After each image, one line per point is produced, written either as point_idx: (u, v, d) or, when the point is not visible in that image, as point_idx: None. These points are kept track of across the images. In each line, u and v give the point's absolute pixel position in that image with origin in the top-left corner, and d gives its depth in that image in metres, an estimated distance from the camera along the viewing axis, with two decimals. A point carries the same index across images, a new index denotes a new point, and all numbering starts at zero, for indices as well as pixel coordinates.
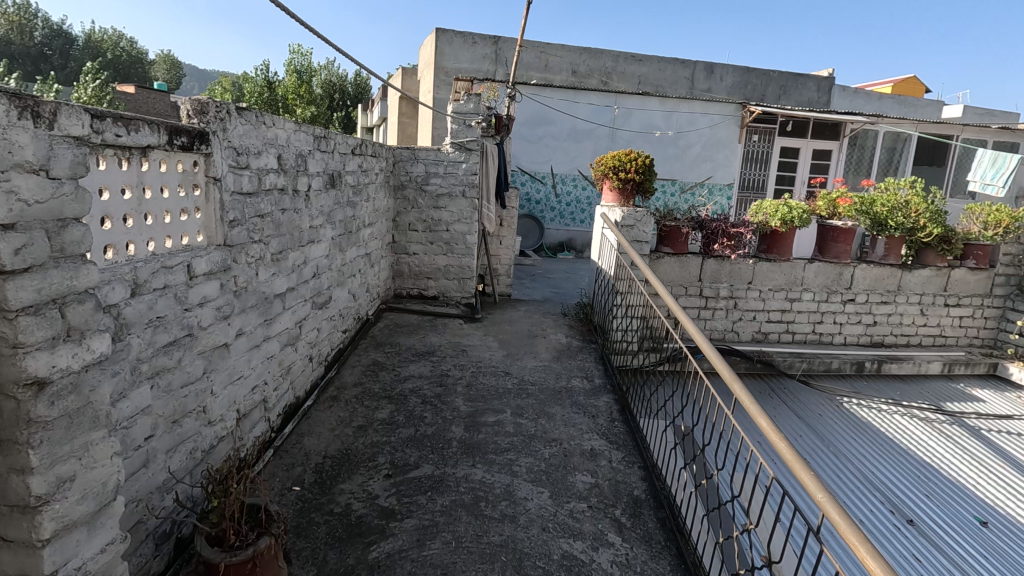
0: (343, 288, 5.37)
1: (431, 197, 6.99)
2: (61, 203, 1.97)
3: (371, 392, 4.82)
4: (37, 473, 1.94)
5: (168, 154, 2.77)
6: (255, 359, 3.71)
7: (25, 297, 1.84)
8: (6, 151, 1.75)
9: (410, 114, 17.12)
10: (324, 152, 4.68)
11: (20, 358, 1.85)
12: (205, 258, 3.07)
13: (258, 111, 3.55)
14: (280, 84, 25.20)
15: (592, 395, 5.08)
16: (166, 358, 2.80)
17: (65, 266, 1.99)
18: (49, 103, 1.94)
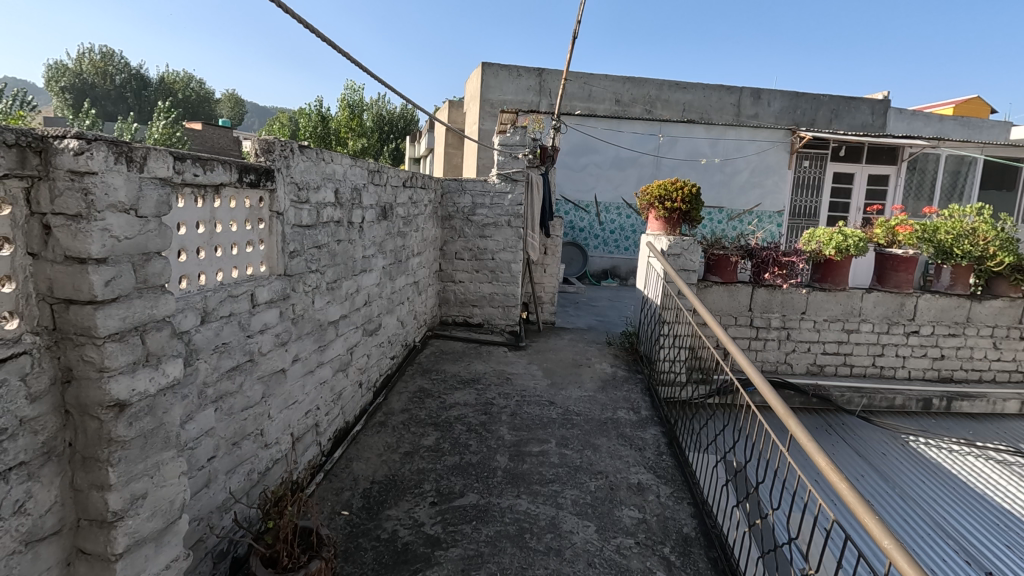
0: (392, 315, 5.52)
1: (477, 227, 7.14)
2: (146, 239, 2.16)
3: (417, 418, 4.89)
4: (114, 490, 2.07)
5: (237, 190, 2.97)
6: (309, 384, 3.86)
7: (112, 325, 2.01)
8: (104, 193, 1.94)
9: (456, 145, 17.66)
10: (377, 186, 4.88)
11: (105, 381, 2.00)
12: (267, 287, 3.25)
13: (318, 149, 3.76)
14: (333, 118, 26.46)
15: (638, 428, 4.98)
16: (228, 383, 2.95)
17: (148, 295, 2.18)
18: (141, 148, 2.13)
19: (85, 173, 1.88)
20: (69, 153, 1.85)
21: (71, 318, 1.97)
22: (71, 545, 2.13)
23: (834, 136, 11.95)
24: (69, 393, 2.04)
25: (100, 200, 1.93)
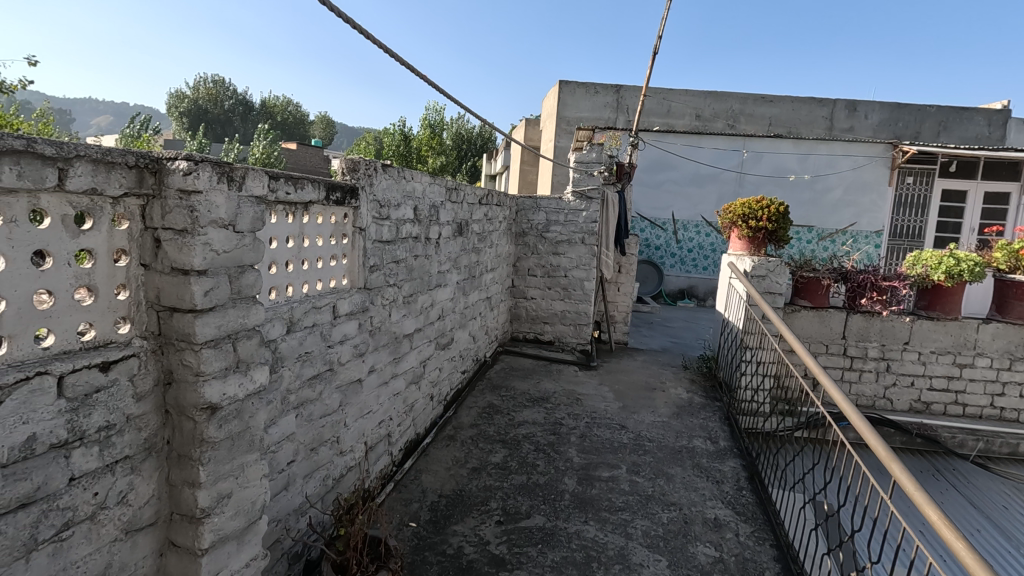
0: (464, 329, 5.59)
1: (551, 244, 7.12)
2: (242, 252, 2.30)
3: (486, 434, 4.90)
4: (203, 487, 2.21)
5: (324, 208, 3.13)
6: (384, 395, 3.96)
7: (208, 332, 2.15)
8: (207, 211, 2.09)
9: (531, 162, 17.86)
10: (454, 203, 4.99)
11: (200, 385, 2.15)
12: (348, 300, 3.38)
13: (400, 167, 3.90)
14: (414, 137, 27.57)
15: (716, 459, 4.71)
16: (308, 390, 3.08)
17: (240, 305, 2.32)
18: (240, 168, 2.28)
19: (191, 192, 2.04)
20: (178, 173, 2.02)
21: (174, 325, 2.13)
22: (164, 536, 2.29)
23: (943, 150, 10.95)
24: (169, 395, 2.21)
25: (204, 216, 2.08)
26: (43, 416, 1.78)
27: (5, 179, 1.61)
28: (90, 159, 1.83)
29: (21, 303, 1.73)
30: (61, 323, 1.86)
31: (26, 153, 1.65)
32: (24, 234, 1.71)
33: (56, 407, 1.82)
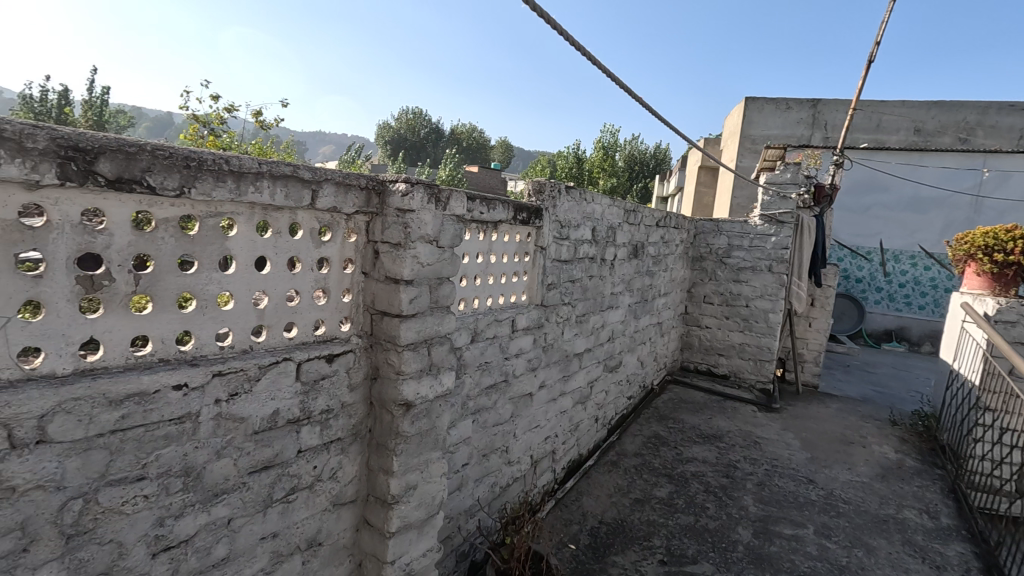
0: (633, 354, 5.45)
1: (731, 270, 6.64)
2: (442, 266, 2.53)
3: (651, 466, 4.69)
4: (395, 476, 2.45)
5: (511, 227, 3.31)
6: (551, 412, 4.02)
7: (410, 336, 2.40)
8: (417, 227, 2.34)
9: (709, 183, 16.97)
10: (631, 225, 4.92)
11: (400, 382, 2.40)
12: (526, 315, 3.51)
13: (582, 189, 3.97)
14: (587, 159, 28.00)
15: (935, 539, 3.89)
16: (485, 398, 3.25)
17: (437, 313, 2.55)
18: (446, 189, 2.51)
19: (406, 211, 2.30)
20: (398, 194, 2.29)
21: (384, 327, 2.42)
22: (360, 513, 2.58)
23: None
24: (374, 388, 2.50)
25: (415, 233, 2.32)
26: (285, 395, 2.16)
27: (276, 199, 1.99)
28: (334, 182, 2.17)
29: (277, 299, 2.12)
30: (303, 318, 2.24)
31: (291, 177, 2.02)
32: (284, 244, 2.10)
33: (294, 388, 2.19)
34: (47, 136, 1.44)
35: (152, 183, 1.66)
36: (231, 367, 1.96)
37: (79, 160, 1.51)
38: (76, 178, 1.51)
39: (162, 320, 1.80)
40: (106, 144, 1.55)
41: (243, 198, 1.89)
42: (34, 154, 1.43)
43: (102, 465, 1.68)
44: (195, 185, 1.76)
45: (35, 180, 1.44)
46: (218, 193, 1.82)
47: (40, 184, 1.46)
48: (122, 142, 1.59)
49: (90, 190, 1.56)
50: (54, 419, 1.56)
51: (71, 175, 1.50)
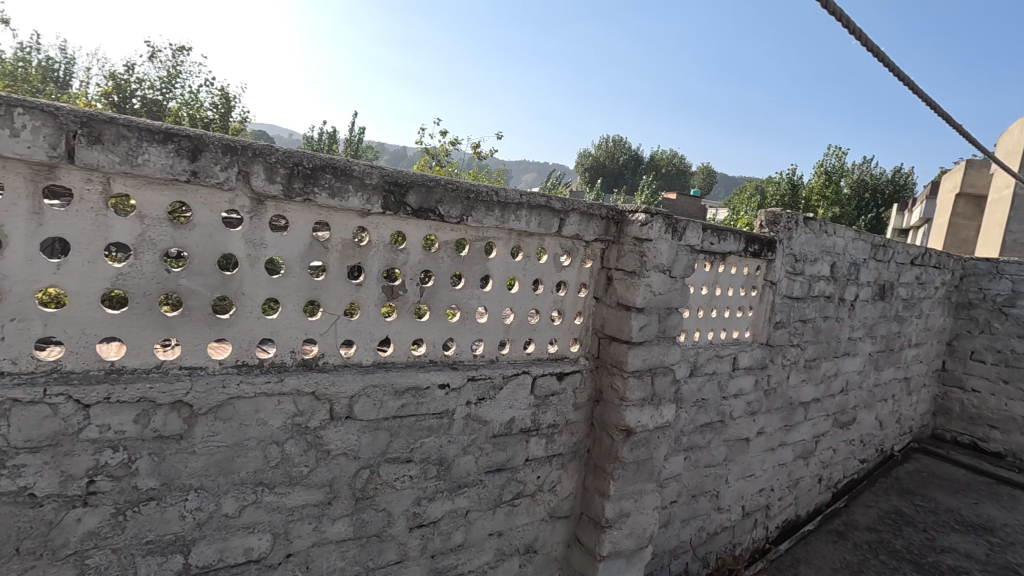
0: (870, 411, 4.70)
1: (1015, 324, 5.35)
2: (672, 295, 2.51)
3: (889, 547, 3.96)
4: (611, 500, 2.48)
5: (740, 259, 3.14)
6: (769, 462, 3.67)
7: (636, 363, 2.44)
8: (653, 256, 2.37)
9: (973, 215, 13.95)
10: (879, 262, 4.28)
11: (623, 408, 2.44)
12: (749, 354, 3.28)
13: (823, 221, 3.59)
14: (805, 186, 25.23)
15: None
16: (699, 436, 3.10)
17: (663, 343, 2.54)
18: (683, 219, 2.50)
19: (644, 240, 2.35)
20: (637, 223, 2.35)
21: (611, 352, 2.49)
22: (572, 530, 2.67)
23: None
24: (596, 410, 2.59)
25: (651, 261, 2.36)
26: (521, 405, 2.35)
27: (531, 226, 2.20)
28: (579, 211, 2.32)
29: (521, 316, 2.33)
30: (541, 336, 2.42)
31: (545, 207, 2.22)
32: (532, 267, 2.30)
33: (528, 400, 2.37)
34: (378, 174, 1.81)
35: (441, 212, 1.97)
36: (482, 374, 2.21)
37: (395, 193, 1.86)
38: (392, 207, 1.86)
39: (435, 327, 2.11)
40: (415, 180, 1.88)
41: (506, 224, 2.13)
42: (369, 188, 1.80)
43: (385, 444, 2.02)
44: (472, 214, 2.04)
45: (367, 209, 1.82)
46: (487, 220, 2.09)
47: (369, 212, 1.83)
48: (425, 178, 1.91)
49: (399, 216, 1.91)
50: (359, 400, 1.92)
51: (389, 204, 1.86)
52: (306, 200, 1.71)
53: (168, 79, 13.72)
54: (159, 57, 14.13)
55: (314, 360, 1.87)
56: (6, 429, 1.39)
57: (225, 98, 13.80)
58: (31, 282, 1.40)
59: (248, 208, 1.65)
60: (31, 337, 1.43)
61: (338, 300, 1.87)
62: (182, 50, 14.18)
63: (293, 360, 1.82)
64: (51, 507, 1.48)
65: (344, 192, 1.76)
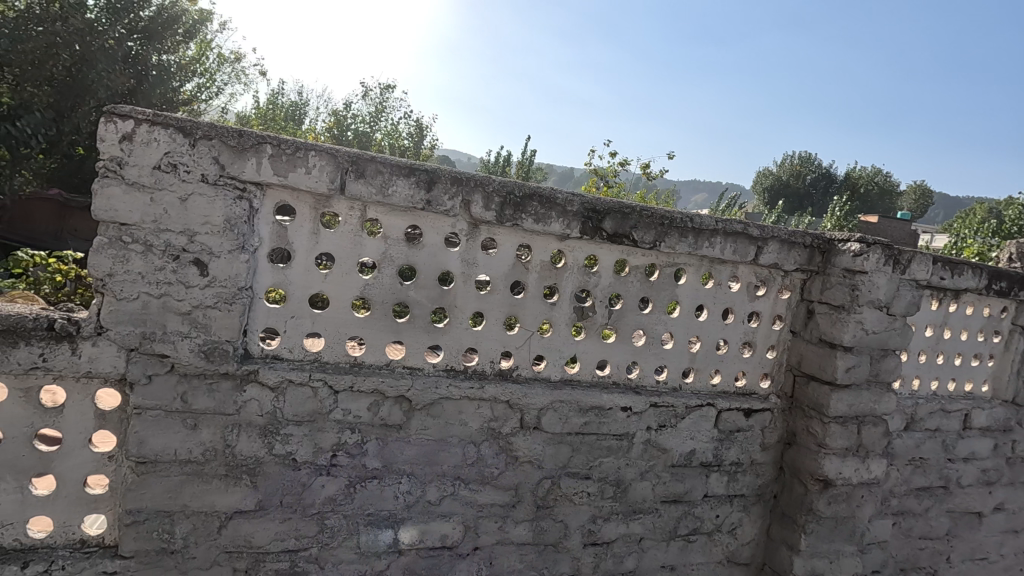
0: None
1: None
2: (889, 335, 2.27)
3: None
4: (801, 554, 2.31)
5: (979, 297, 2.67)
6: (1011, 547, 2.99)
7: (840, 408, 2.25)
8: (868, 291, 2.18)
9: None
10: None
11: (821, 456, 2.27)
12: (987, 412, 2.75)
13: None
14: None
15: None
16: (915, 501, 2.66)
17: (874, 389, 2.31)
18: (909, 251, 2.24)
19: (857, 272, 2.17)
20: (849, 254, 2.18)
21: (808, 392, 2.32)
22: None
23: None
24: (787, 453, 2.41)
25: (864, 296, 2.17)
26: (703, 437, 2.27)
27: (725, 254, 2.14)
28: (779, 239, 2.20)
29: (708, 345, 2.26)
30: (728, 368, 2.32)
31: (742, 234, 2.15)
32: (722, 295, 2.22)
33: (712, 433, 2.28)
34: (579, 201, 1.92)
35: (635, 237, 2.02)
36: (665, 401, 2.18)
37: (593, 218, 1.96)
38: (589, 232, 1.96)
39: (620, 350, 2.15)
40: (612, 207, 1.96)
41: (699, 251, 2.11)
42: (570, 215, 1.93)
43: (566, 457, 2.10)
44: (665, 240, 2.06)
45: (566, 233, 1.94)
46: (680, 246, 2.08)
47: (568, 236, 1.95)
48: (622, 205, 1.98)
49: (594, 241, 2.00)
50: (547, 413, 2.03)
51: (586, 229, 1.96)
52: (514, 225, 1.88)
53: (376, 113, 15.84)
54: (370, 95, 16.41)
55: (509, 371, 2.03)
56: (283, 403, 1.75)
57: (419, 127, 15.49)
58: (306, 288, 1.75)
59: (466, 231, 1.87)
60: (302, 332, 1.78)
61: (534, 317, 2.01)
62: (388, 87, 16.30)
63: (491, 369, 2.00)
64: (306, 471, 1.81)
65: (547, 218, 1.90)
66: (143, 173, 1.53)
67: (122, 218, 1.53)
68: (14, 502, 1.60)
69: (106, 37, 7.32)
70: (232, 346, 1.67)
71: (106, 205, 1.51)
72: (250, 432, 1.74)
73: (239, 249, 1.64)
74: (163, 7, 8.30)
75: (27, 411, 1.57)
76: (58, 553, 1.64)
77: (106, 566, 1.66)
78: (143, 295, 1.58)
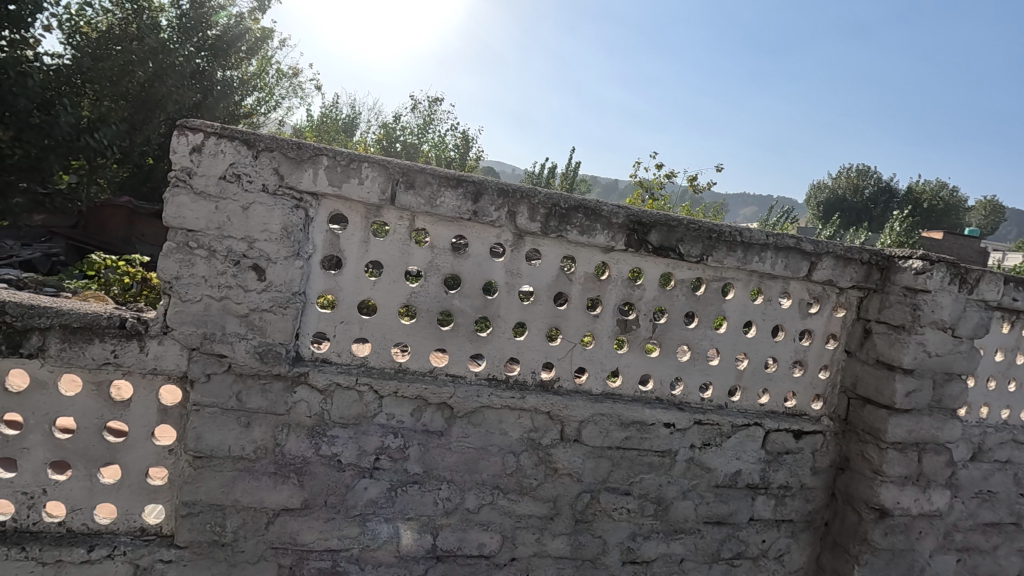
0: None
1: None
2: (954, 358, 2.15)
3: None
4: None
5: None
6: None
7: (898, 434, 2.14)
8: (930, 310, 2.07)
9: None
10: None
11: (877, 484, 2.15)
12: None
13: None
14: None
15: None
16: (983, 537, 2.47)
17: (937, 415, 2.19)
18: (976, 270, 2.12)
19: (919, 291, 2.07)
20: (910, 271, 2.08)
21: (864, 416, 2.22)
22: None
23: None
24: (840, 479, 2.30)
25: (926, 316, 2.07)
26: (749, 458, 2.20)
27: (776, 269, 2.08)
28: (834, 254, 2.13)
29: (756, 363, 2.19)
30: (777, 387, 2.24)
31: (794, 249, 2.08)
32: (772, 311, 2.16)
33: (758, 454, 2.21)
34: (624, 213, 1.92)
35: (681, 251, 2.00)
36: (710, 419, 2.13)
37: (639, 231, 1.95)
38: (634, 245, 1.96)
39: (664, 364, 2.11)
40: (658, 219, 1.95)
41: (748, 266, 2.06)
42: (615, 227, 1.92)
43: (606, 471, 2.07)
44: (712, 254, 2.02)
45: (611, 245, 1.93)
46: (728, 260, 2.04)
47: (613, 248, 1.94)
48: (668, 217, 1.96)
49: (639, 253, 1.99)
50: (587, 426, 2.02)
51: (631, 242, 1.95)
52: (559, 237, 1.90)
53: (424, 125, 16.22)
54: (419, 108, 16.82)
55: (551, 382, 2.03)
56: (330, 406, 1.81)
57: (465, 139, 15.76)
58: (355, 294, 1.81)
59: (510, 242, 1.89)
60: (350, 336, 1.83)
61: (576, 329, 2.00)
62: (436, 100, 16.68)
63: (533, 379, 2.00)
64: (350, 473, 1.86)
65: (592, 230, 1.90)
66: (210, 183, 1.63)
67: (189, 225, 1.63)
68: (84, 488, 1.71)
69: (176, 55, 7.80)
70: (284, 348, 1.74)
71: (176, 212, 1.61)
72: (299, 432, 1.80)
73: (294, 256, 1.71)
74: (229, 26, 8.71)
75: (98, 404, 1.68)
76: (121, 540, 1.74)
77: (162, 554, 1.75)
78: (205, 297, 1.67)
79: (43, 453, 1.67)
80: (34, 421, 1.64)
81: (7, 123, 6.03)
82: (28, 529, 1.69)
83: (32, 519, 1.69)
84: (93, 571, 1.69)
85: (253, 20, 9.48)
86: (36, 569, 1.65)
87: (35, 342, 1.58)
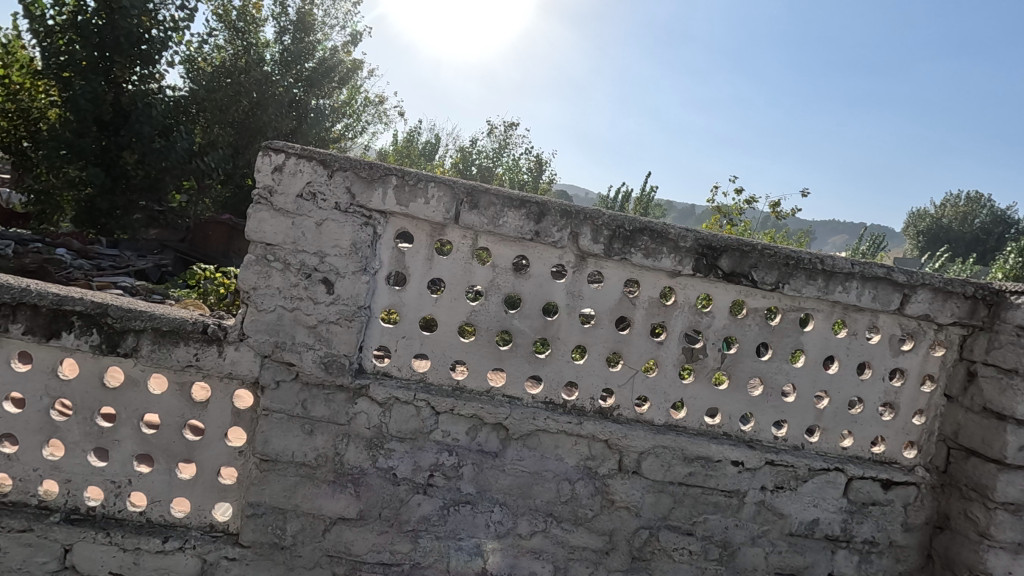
0: None
1: None
2: None
3: None
4: None
5: None
6: None
7: (1011, 493, 1.88)
8: None
9: None
10: None
11: (983, 549, 1.90)
12: None
13: None
14: None
15: None
16: None
17: None
18: None
19: None
20: None
21: (968, 469, 1.97)
22: None
23: None
24: (938, 539, 2.05)
25: None
26: (830, 507, 2.01)
27: (863, 300, 1.92)
28: (932, 287, 1.93)
29: (839, 403, 2.01)
30: (863, 430, 2.04)
31: (884, 279, 1.91)
32: (859, 346, 1.98)
33: (839, 503, 2.01)
34: (693, 237, 1.84)
35: (755, 277, 1.89)
36: (783, 460, 1.97)
37: (709, 255, 1.86)
38: (703, 269, 1.87)
39: (734, 399, 1.99)
40: (730, 244, 1.86)
41: (830, 296, 1.91)
42: (682, 250, 1.85)
43: (667, 508, 1.96)
44: (789, 282, 1.90)
45: (678, 270, 1.86)
46: (807, 289, 1.90)
47: (680, 272, 1.87)
48: (741, 242, 1.86)
49: (708, 279, 1.89)
50: (647, 458, 1.93)
51: (700, 267, 1.87)
52: (622, 259, 1.85)
53: (499, 149, 16.60)
54: (495, 132, 17.22)
55: (610, 410, 1.95)
56: (388, 420, 1.84)
57: (539, 162, 15.95)
58: (417, 310, 1.84)
59: (573, 263, 1.86)
60: (410, 351, 1.87)
61: (639, 355, 1.93)
62: (512, 124, 17.03)
63: (592, 406, 1.94)
64: (404, 488, 1.88)
65: (658, 253, 1.84)
66: (288, 201, 1.73)
67: (268, 239, 1.74)
68: (165, 482, 1.84)
69: (277, 86, 8.49)
70: (348, 360, 1.80)
71: (257, 227, 1.73)
72: (358, 443, 1.84)
73: (361, 272, 1.77)
74: (324, 58, 9.39)
75: (181, 403, 1.81)
76: (192, 534, 1.84)
77: (227, 552, 1.83)
78: (279, 308, 1.77)
79: (132, 446, 1.81)
80: (126, 415, 1.79)
81: (134, 148, 6.90)
82: (113, 516, 1.83)
83: (118, 507, 1.83)
84: (166, 561, 1.80)
85: (345, 53, 10.13)
86: (118, 554, 1.78)
87: (130, 343, 1.72)
